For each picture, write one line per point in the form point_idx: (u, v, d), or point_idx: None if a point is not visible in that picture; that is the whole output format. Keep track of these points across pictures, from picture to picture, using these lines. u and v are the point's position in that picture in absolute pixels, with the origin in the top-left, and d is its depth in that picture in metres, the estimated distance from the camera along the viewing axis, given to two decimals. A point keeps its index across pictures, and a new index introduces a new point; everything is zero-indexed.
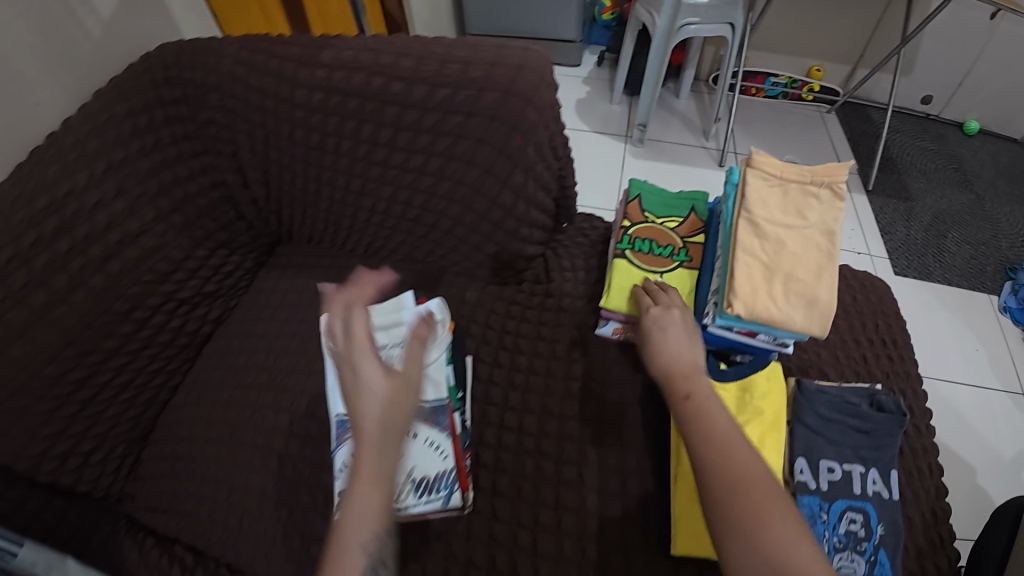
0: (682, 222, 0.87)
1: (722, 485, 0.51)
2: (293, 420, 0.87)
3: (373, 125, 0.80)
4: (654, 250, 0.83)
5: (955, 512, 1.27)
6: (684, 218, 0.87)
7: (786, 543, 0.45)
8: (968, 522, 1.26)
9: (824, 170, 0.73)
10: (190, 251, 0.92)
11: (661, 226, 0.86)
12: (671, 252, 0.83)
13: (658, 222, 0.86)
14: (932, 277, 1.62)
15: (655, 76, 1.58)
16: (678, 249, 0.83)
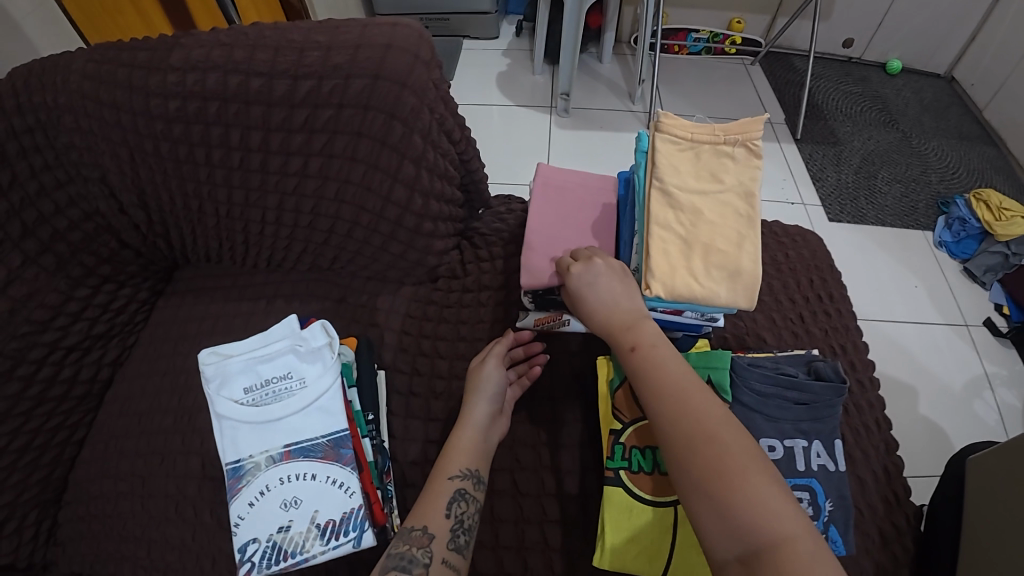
0: None
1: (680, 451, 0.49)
2: (205, 463, 0.77)
3: (241, 128, 0.74)
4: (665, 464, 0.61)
5: (917, 453, 1.27)
6: None
7: (741, 495, 0.44)
8: (930, 461, 1.26)
9: (736, 127, 0.66)
10: (70, 293, 0.82)
11: None
12: None
13: None
14: (866, 219, 1.62)
15: (573, 43, 1.50)
16: None
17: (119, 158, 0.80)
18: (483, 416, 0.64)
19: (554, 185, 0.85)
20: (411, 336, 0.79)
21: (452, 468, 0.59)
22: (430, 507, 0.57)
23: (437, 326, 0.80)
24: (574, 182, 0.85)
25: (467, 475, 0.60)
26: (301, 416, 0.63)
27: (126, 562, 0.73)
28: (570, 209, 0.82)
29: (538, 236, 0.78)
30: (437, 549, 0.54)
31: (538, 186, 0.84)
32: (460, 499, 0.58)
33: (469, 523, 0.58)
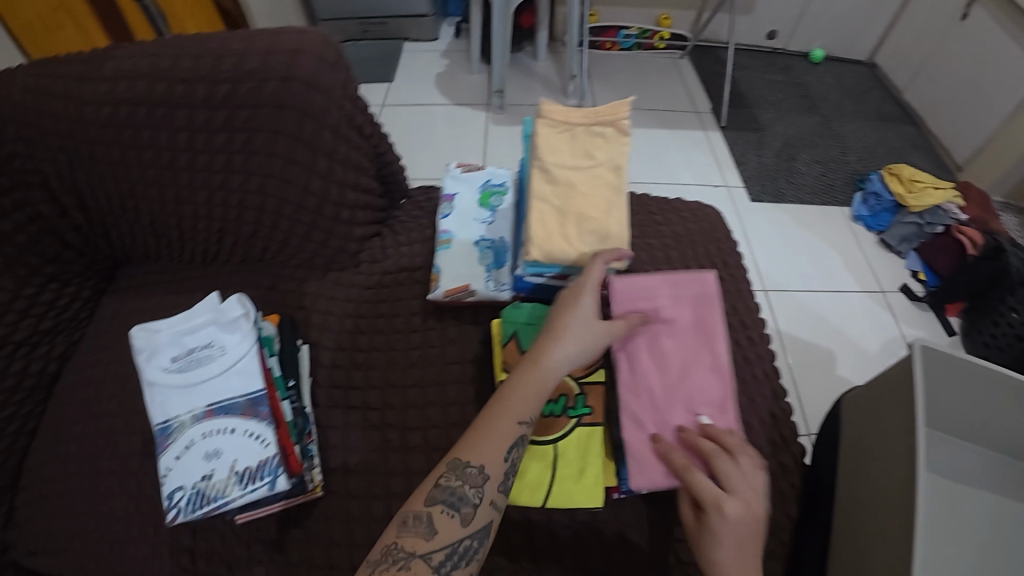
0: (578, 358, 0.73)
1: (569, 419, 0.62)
2: (147, 441, 0.83)
3: (168, 130, 0.81)
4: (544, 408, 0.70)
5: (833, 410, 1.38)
6: None
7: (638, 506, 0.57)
8: None
9: (606, 111, 0.76)
10: (17, 291, 0.88)
11: None
12: (565, 406, 0.70)
13: None
14: (787, 198, 1.73)
15: (503, 43, 1.59)
16: (574, 400, 0.71)
17: (58, 163, 0.86)
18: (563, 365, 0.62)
19: (464, 174, 0.93)
20: (335, 315, 0.86)
21: (520, 414, 0.60)
22: (493, 448, 0.58)
23: (359, 305, 0.87)
24: (484, 170, 0.94)
25: (534, 419, 0.61)
26: (223, 379, 0.69)
27: (77, 536, 0.79)
28: (478, 196, 0.90)
29: (448, 223, 0.88)
30: (488, 490, 0.57)
31: (451, 178, 0.93)
32: (519, 444, 0.60)
33: (515, 463, 0.60)
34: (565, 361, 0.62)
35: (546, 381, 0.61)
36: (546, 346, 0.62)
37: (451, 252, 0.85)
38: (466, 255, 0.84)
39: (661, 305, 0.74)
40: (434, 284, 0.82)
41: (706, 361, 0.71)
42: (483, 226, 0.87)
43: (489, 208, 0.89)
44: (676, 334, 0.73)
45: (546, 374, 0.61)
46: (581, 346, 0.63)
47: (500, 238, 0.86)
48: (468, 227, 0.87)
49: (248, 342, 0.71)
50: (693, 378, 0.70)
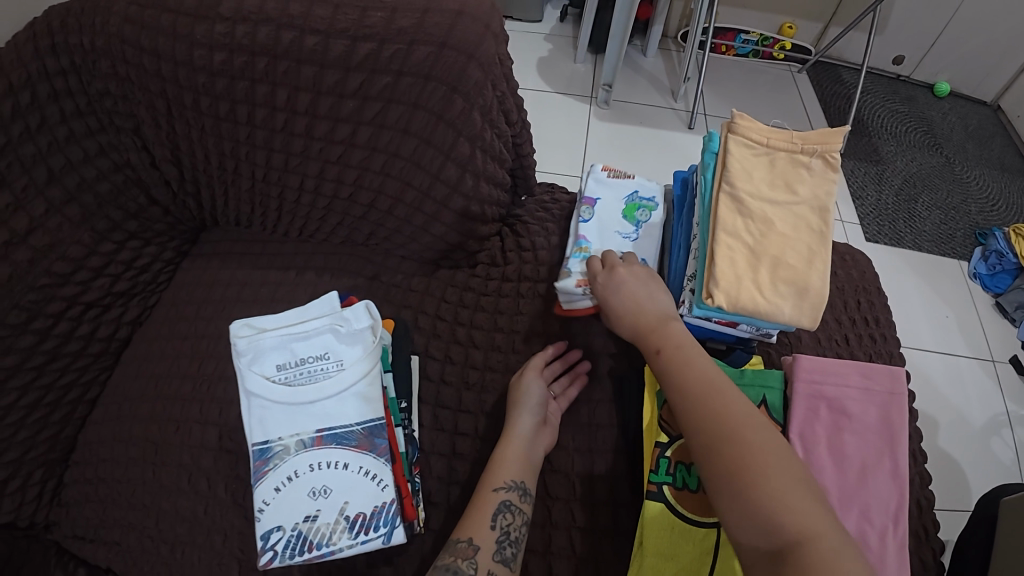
0: None
1: (719, 444, 0.49)
2: (222, 437, 0.74)
3: (288, 88, 0.70)
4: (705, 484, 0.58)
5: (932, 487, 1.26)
6: None
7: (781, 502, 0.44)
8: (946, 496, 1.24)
9: (817, 136, 0.62)
10: (93, 246, 0.79)
11: None
12: None
13: None
14: (903, 243, 1.58)
15: (622, 34, 1.44)
16: None
17: (155, 108, 0.75)
18: (528, 428, 0.63)
19: (611, 177, 0.80)
20: (445, 322, 0.76)
21: (499, 479, 0.59)
22: (476, 521, 0.56)
23: (473, 315, 0.76)
24: (634, 178, 0.81)
25: (513, 487, 0.59)
26: (336, 400, 0.63)
27: (133, 531, 0.72)
28: (624, 206, 0.78)
29: (590, 228, 0.75)
30: (482, 560, 0.54)
31: (596, 178, 0.80)
32: (506, 511, 0.57)
33: (515, 536, 0.57)
34: (541, 414, 0.65)
35: (515, 446, 0.61)
36: (510, 414, 0.65)
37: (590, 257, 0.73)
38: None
39: (845, 397, 0.59)
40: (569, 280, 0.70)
41: (888, 467, 0.57)
42: (627, 241, 0.75)
43: (635, 222, 0.76)
44: (857, 433, 0.58)
45: (512, 441, 0.62)
46: (541, 406, 0.65)
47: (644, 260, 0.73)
48: (611, 238, 0.75)
49: (367, 360, 0.64)
50: (875, 485, 0.57)
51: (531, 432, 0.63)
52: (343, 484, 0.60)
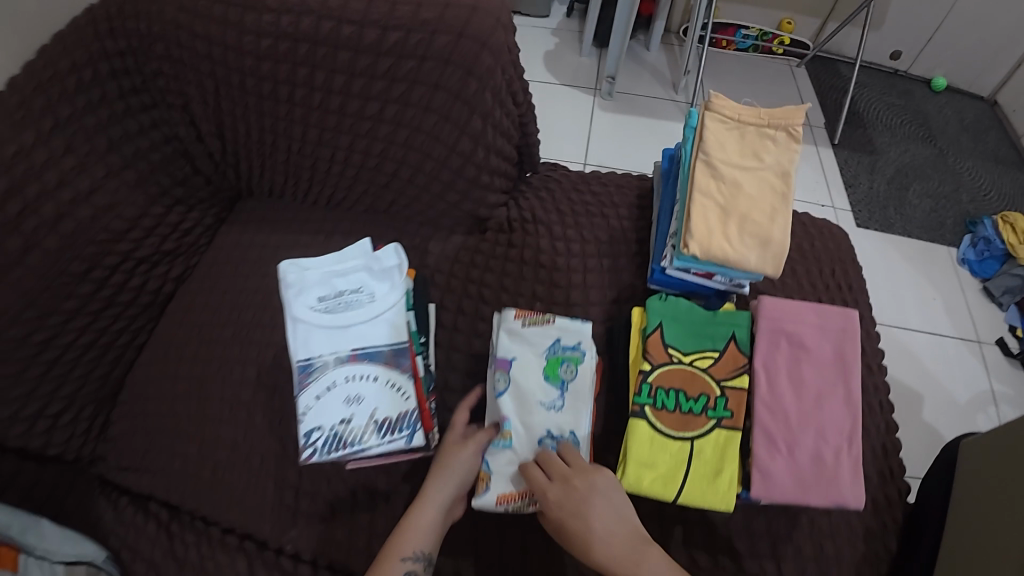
0: (720, 358, 0.69)
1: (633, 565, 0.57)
2: (260, 373, 0.84)
3: (326, 71, 0.79)
4: (682, 405, 0.67)
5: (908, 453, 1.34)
6: (721, 352, 0.69)
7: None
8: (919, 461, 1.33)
9: (781, 112, 0.72)
10: (146, 208, 0.89)
11: (691, 367, 0.69)
12: (704, 405, 0.67)
13: (688, 362, 0.69)
14: (893, 229, 1.66)
15: (624, 28, 1.52)
16: (713, 400, 0.67)
17: (204, 87, 0.86)
18: (443, 500, 0.66)
19: (526, 326, 0.73)
20: (458, 279, 0.86)
21: (406, 549, 0.63)
22: None
23: (483, 273, 0.85)
24: (552, 322, 0.74)
25: (419, 557, 0.63)
26: (369, 325, 0.73)
27: (178, 456, 0.82)
28: (545, 363, 0.72)
29: (506, 407, 0.70)
30: None
31: (509, 331, 0.73)
32: None
33: None
34: (457, 492, 0.67)
35: (427, 516, 0.65)
36: (431, 479, 0.68)
37: (509, 452, 0.69)
38: (527, 447, 0.69)
39: (802, 332, 0.68)
40: (484, 489, 0.68)
41: (841, 394, 0.66)
42: (552, 414, 0.70)
43: (559, 384, 0.71)
44: (813, 364, 0.67)
45: (426, 510, 0.65)
46: (460, 481, 0.67)
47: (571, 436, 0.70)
48: (531, 415, 0.70)
49: (396, 292, 0.75)
50: (828, 409, 0.66)
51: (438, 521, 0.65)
52: (372, 395, 0.69)
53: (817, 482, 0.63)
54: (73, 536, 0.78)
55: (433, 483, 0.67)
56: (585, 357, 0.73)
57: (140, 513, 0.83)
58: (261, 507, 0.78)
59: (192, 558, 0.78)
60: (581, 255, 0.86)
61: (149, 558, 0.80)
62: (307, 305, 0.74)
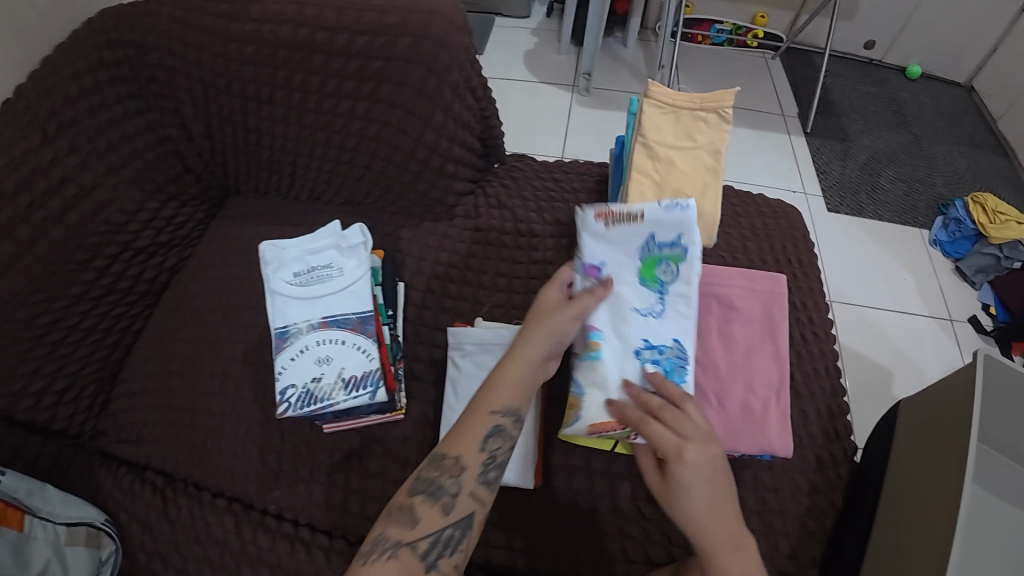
0: None
1: (721, 537, 0.52)
2: (247, 349, 0.92)
3: (303, 73, 0.87)
4: None
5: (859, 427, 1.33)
6: None
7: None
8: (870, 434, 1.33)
9: (713, 97, 0.79)
10: (142, 203, 0.98)
11: None
12: None
13: None
14: (864, 213, 1.64)
15: (597, 27, 1.59)
16: None
17: (194, 92, 0.95)
18: (536, 357, 0.63)
19: (609, 228, 0.72)
20: (428, 262, 0.92)
21: (495, 403, 0.60)
22: (467, 439, 0.59)
23: (451, 256, 0.91)
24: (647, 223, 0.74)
25: (485, 441, 0.60)
26: (338, 296, 0.83)
27: (172, 429, 0.90)
28: (641, 265, 0.72)
29: (601, 316, 0.69)
30: (466, 481, 0.58)
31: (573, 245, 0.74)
32: (497, 434, 0.60)
33: (502, 459, 0.60)
34: (553, 349, 0.64)
35: (518, 370, 0.62)
36: (524, 334, 0.64)
37: (601, 366, 0.67)
38: (617, 363, 0.68)
39: (731, 294, 0.76)
40: (576, 416, 0.67)
41: (768, 348, 0.74)
42: (649, 320, 0.70)
43: (655, 285, 0.71)
44: (742, 322, 0.75)
45: (502, 393, 0.61)
46: (558, 339, 0.64)
47: (674, 343, 0.69)
48: (625, 324, 0.69)
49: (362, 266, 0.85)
50: (756, 361, 0.73)
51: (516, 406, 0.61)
52: (341, 356, 0.79)
53: (744, 425, 0.70)
54: (74, 500, 0.85)
55: (532, 338, 0.63)
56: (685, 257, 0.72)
57: (138, 479, 0.90)
58: (246, 472, 0.86)
59: (184, 518, 0.85)
60: (542, 237, 0.92)
61: (144, 520, 0.87)
62: (285, 280, 0.84)
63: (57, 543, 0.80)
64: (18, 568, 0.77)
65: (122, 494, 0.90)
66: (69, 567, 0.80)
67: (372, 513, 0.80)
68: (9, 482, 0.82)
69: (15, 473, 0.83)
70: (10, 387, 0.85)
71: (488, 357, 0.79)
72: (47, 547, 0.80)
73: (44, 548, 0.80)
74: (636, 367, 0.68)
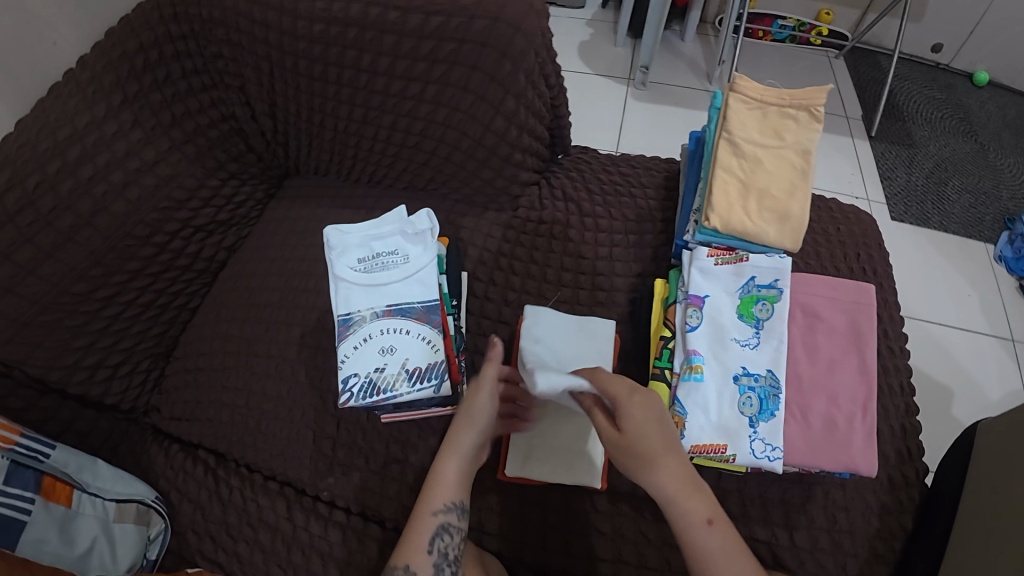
0: None
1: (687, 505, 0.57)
2: (303, 334, 0.91)
3: (372, 54, 0.83)
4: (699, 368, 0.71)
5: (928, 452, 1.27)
6: None
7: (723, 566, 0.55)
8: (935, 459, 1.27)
9: (803, 93, 0.75)
10: (203, 180, 0.97)
11: None
12: None
13: None
14: (929, 223, 1.56)
15: (658, 19, 1.53)
16: None
17: (259, 70, 0.92)
18: (466, 449, 0.68)
19: (717, 265, 0.71)
20: (490, 253, 0.89)
21: (436, 503, 0.65)
22: (412, 548, 0.64)
23: (514, 248, 0.89)
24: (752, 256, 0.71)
25: (451, 508, 0.66)
26: (402, 284, 0.82)
27: (225, 409, 0.90)
28: (739, 300, 0.69)
29: (700, 340, 0.68)
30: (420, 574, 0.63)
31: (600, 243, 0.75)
32: (443, 533, 0.65)
33: (453, 555, 0.65)
34: (470, 451, 0.69)
35: (451, 467, 0.67)
36: (455, 429, 0.70)
37: (703, 389, 0.66)
38: (717, 391, 0.66)
39: (815, 302, 0.72)
40: (680, 434, 0.64)
41: (854, 363, 0.70)
42: (747, 351, 0.68)
43: (753, 321, 0.69)
44: (827, 334, 0.71)
45: (440, 487, 0.66)
46: (484, 425, 0.70)
47: (768, 373, 0.67)
48: (725, 351, 0.68)
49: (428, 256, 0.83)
50: (840, 376, 0.69)
51: (458, 466, 0.68)
52: (405, 347, 0.78)
53: (827, 443, 0.67)
54: (124, 476, 0.85)
55: (463, 431, 0.69)
56: (783, 296, 0.69)
57: (190, 457, 0.90)
58: (299, 456, 0.85)
59: (236, 500, 0.85)
60: (609, 232, 0.89)
61: (195, 499, 0.87)
62: (350, 265, 0.82)
63: (106, 520, 0.79)
64: (64, 546, 0.75)
65: (175, 470, 0.90)
66: (117, 545, 0.79)
67: None
68: (58, 457, 0.80)
69: (63, 447, 0.82)
70: (65, 360, 0.86)
71: (559, 351, 0.77)
72: (94, 523, 0.78)
73: (92, 524, 0.78)
74: (734, 396, 0.66)
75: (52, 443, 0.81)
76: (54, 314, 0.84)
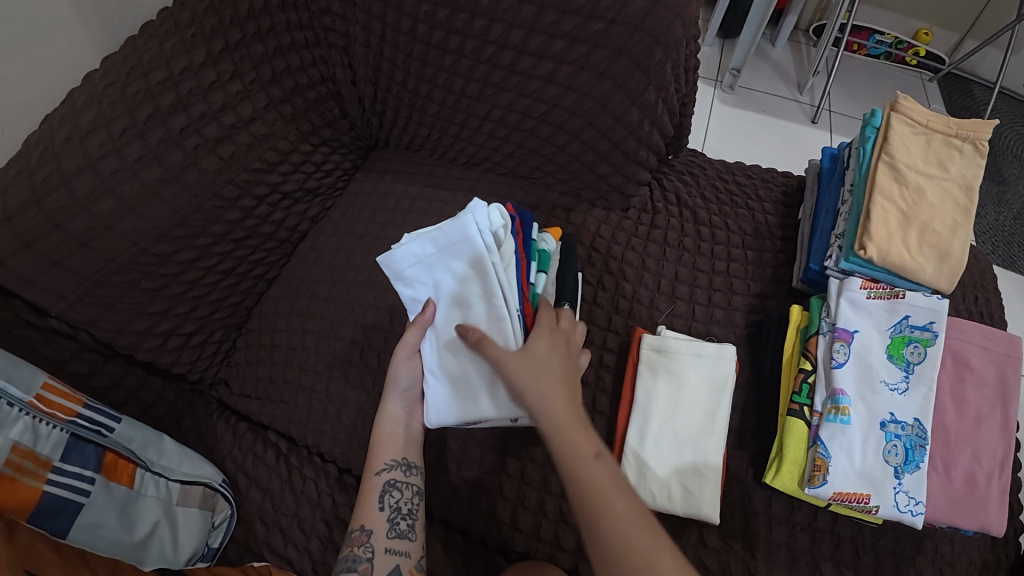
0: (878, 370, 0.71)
1: (581, 498, 0.51)
2: (392, 317, 0.87)
3: (505, 25, 0.74)
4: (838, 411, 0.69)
5: None
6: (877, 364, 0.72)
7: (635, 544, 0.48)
8: None
9: (972, 124, 0.72)
10: (295, 145, 0.91)
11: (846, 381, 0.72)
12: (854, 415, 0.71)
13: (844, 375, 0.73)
14: (1015, 268, 1.47)
15: (758, 21, 1.46)
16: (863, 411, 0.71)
17: (369, 30, 0.82)
18: (398, 413, 0.69)
19: (867, 301, 0.69)
20: (599, 254, 0.85)
21: (378, 463, 0.67)
22: (365, 508, 0.64)
23: (624, 252, 0.85)
24: (905, 296, 0.68)
25: (395, 465, 0.67)
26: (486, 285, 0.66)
27: (303, 392, 0.87)
28: (888, 342, 0.68)
29: (847, 379, 0.66)
30: (377, 542, 0.62)
31: (481, 228, 0.62)
32: (392, 489, 0.66)
33: (407, 508, 0.65)
34: (401, 425, 0.69)
35: (386, 433, 0.68)
36: (385, 395, 0.70)
37: (849, 433, 0.65)
38: (861, 434, 0.65)
39: (966, 350, 0.67)
40: (823, 480, 0.63)
41: (999, 419, 0.65)
42: (896, 396, 0.66)
43: (903, 364, 0.67)
44: (976, 385, 0.66)
45: (388, 425, 0.69)
46: (409, 390, 0.70)
47: (915, 422, 0.65)
48: (873, 394, 0.66)
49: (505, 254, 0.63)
50: (984, 432, 0.65)
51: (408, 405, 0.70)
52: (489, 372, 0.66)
53: (965, 501, 0.63)
54: (190, 457, 0.81)
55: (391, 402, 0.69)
56: (938, 340, 0.66)
57: (260, 439, 0.88)
58: None
59: (309, 492, 0.84)
60: (726, 245, 0.84)
61: (266, 486, 0.85)
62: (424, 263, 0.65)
63: (169, 502, 0.75)
64: (119, 531, 0.69)
65: (244, 452, 0.87)
66: (179, 531, 0.75)
67: (524, 524, 0.74)
68: (123, 432, 0.76)
69: (128, 422, 0.78)
70: (138, 324, 0.83)
71: (685, 374, 0.73)
72: (158, 506, 0.74)
73: (155, 507, 0.74)
74: (879, 443, 0.65)
75: (118, 416, 0.77)
76: (131, 275, 0.79)
